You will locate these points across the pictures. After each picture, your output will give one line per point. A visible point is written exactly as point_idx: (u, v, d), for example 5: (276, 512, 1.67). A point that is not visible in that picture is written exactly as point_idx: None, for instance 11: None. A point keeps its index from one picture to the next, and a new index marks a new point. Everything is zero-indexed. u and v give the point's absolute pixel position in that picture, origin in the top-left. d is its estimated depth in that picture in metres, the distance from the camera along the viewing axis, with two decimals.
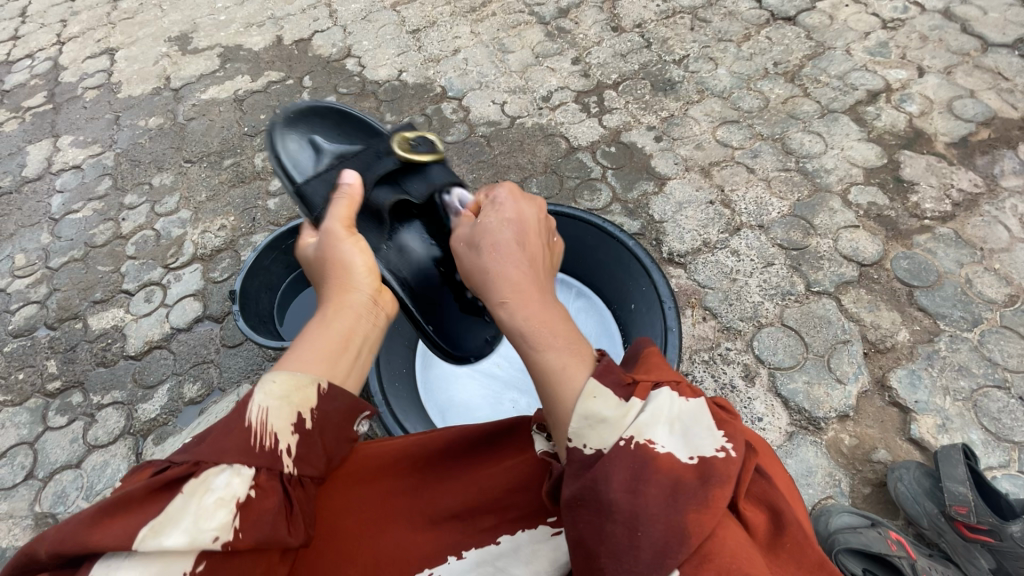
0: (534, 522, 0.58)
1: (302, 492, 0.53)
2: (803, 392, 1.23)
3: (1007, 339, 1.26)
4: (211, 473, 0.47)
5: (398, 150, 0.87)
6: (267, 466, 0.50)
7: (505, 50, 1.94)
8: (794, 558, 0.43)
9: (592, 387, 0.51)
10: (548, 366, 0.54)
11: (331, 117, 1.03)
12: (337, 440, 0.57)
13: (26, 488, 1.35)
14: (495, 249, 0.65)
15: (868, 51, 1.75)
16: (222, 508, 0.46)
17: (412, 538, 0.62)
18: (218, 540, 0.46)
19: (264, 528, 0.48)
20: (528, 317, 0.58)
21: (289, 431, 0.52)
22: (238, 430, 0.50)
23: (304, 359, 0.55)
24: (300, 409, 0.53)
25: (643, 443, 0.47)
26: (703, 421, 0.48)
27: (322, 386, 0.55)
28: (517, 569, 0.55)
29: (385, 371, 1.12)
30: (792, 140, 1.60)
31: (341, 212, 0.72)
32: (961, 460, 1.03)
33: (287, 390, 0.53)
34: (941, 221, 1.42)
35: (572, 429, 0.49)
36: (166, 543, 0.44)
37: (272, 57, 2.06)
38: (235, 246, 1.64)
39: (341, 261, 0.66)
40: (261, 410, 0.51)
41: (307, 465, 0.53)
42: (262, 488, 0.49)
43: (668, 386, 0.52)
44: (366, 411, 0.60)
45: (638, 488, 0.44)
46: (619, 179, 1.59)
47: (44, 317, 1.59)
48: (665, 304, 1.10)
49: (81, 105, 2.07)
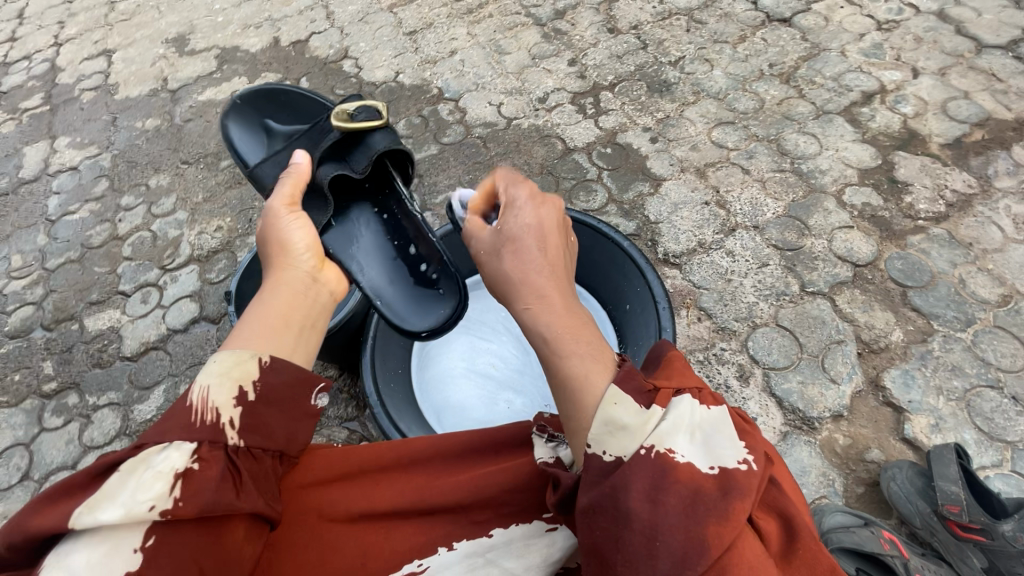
0: (528, 517, 0.60)
1: (253, 463, 0.56)
2: (797, 392, 1.23)
3: (1000, 338, 1.27)
4: (151, 452, 0.51)
5: (336, 121, 0.90)
6: (209, 440, 0.53)
7: (501, 51, 1.94)
8: (807, 564, 0.45)
9: (614, 394, 0.51)
10: (569, 373, 0.54)
11: (280, 99, 1.12)
12: (286, 413, 0.60)
13: (22, 489, 1.35)
14: (518, 253, 0.63)
15: (863, 52, 1.76)
16: (159, 480, 0.49)
17: (400, 529, 0.62)
18: (155, 509, 0.48)
19: (208, 495, 0.50)
20: (548, 323, 0.58)
21: (232, 405, 0.55)
22: (180, 410, 0.54)
23: (247, 339, 0.60)
24: (240, 382, 0.56)
25: (663, 452, 0.47)
26: (725, 430, 0.49)
27: (262, 360, 0.59)
28: (507, 562, 0.59)
29: (380, 372, 1.13)
30: (787, 141, 1.61)
31: (290, 191, 0.80)
32: (953, 459, 1.03)
33: (226, 366, 0.57)
34: (935, 222, 1.42)
35: (592, 435, 0.50)
36: (102, 517, 0.47)
37: (270, 59, 2.07)
38: (232, 247, 1.65)
39: (287, 241, 0.73)
40: (202, 388, 0.55)
41: (254, 436, 0.56)
42: (204, 459, 0.52)
43: (690, 394, 0.52)
44: (320, 384, 0.63)
45: (659, 497, 0.44)
46: (615, 180, 1.59)
47: (41, 318, 1.60)
48: (659, 304, 1.11)
49: (79, 106, 2.07)
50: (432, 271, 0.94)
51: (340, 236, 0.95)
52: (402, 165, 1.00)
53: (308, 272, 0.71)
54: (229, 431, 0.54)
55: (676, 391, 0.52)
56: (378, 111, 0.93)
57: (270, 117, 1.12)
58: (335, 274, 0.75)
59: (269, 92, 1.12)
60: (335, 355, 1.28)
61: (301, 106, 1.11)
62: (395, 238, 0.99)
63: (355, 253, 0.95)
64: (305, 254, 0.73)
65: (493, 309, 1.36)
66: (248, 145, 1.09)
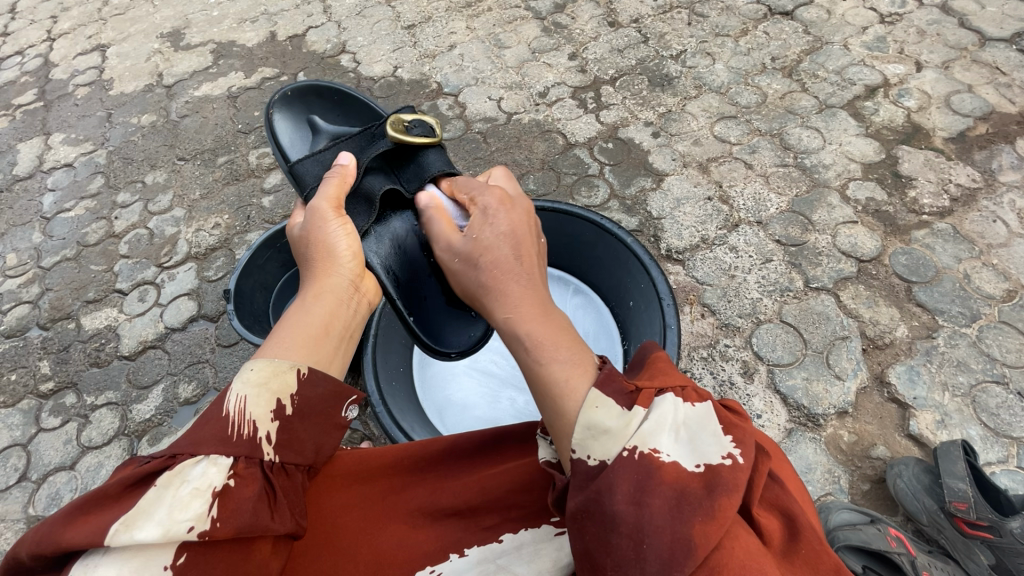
0: (535, 522, 0.58)
1: (286, 480, 0.53)
2: (802, 388, 1.23)
3: (1005, 334, 1.26)
4: (187, 465, 0.47)
5: (392, 130, 0.87)
6: (246, 455, 0.50)
7: (501, 46, 1.92)
8: (810, 564, 0.42)
9: (595, 397, 0.50)
10: (554, 377, 0.53)
11: (333, 99, 1.12)
12: (318, 425, 0.57)
13: (20, 489, 1.34)
14: (495, 263, 0.63)
15: (866, 45, 1.74)
16: (197, 498, 0.46)
17: (408, 535, 0.61)
18: (194, 531, 0.45)
19: (244, 515, 0.47)
20: (530, 331, 0.56)
21: (269, 419, 0.52)
22: (215, 420, 0.50)
23: (286, 347, 0.57)
24: (279, 395, 0.53)
25: (647, 452, 0.46)
26: (709, 427, 0.47)
27: (302, 371, 0.56)
28: (519, 568, 0.54)
29: (382, 373, 1.11)
30: (790, 136, 1.59)
31: (333, 191, 0.78)
32: (961, 456, 1.02)
33: (264, 377, 0.54)
34: (939, 217, 1.41)
35: (576, 439, 0.49)
36: (138, 535, 0.43)
37: (266, 53, 2.04)
38: (229, 245, 1.63)
39: (332, 247, 0.71)
40: (239, 400, 0.51)
41: (288, 451, 0.54)
42: (241, 476, 0.49)
43: (672, 392, 0.51)
44: (352, 397, 0.61)
45: (643, 500, 0.43)
46: (617, 176, 1.58)
47: (36, 318, 1.58)
48: (663, 301, 1.08)
49: (73, 102, 2.04)
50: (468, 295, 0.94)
51: (374, 240, 0.87)
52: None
53: (352, 282, 0.70)
54: (267, 448, 0.51)
55: (659, 390, 0.51)
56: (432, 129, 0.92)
57: (315, 113, 1.10)
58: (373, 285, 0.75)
59: (316, 89, 1.11)
60: None
61: (354, 109, 1.13)
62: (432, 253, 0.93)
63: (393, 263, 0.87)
64: (350, 261, 0.72)
65: None
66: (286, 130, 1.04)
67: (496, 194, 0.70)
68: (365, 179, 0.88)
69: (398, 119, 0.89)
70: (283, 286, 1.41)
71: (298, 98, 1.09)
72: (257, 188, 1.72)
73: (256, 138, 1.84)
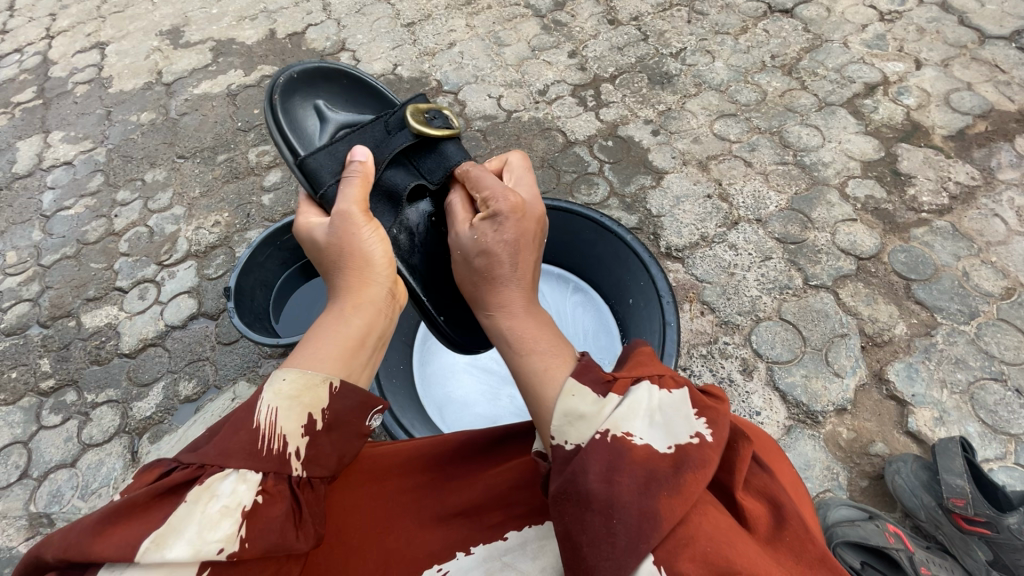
0: (540, 518, 0.56)
1: (311, 494, 0.52)
2: (800, 385, 1.23)
3: (1004, 331, 1.26)
4: (217, 479, 0.47)
5: (414, 122, 0.86)
6: (274, 471, 0.49)
7: (501, 43, 1.92)
8: (795, 551, 0.42)
9: (571, 386, 0.51)
10: (532, 370, 0.55)
11: (342, 83, 1.11)
12: (344, 436, 0.56)
13: (21, 487, 1.34)
14: (492, 270, 0.64)
15: (866, 43, 1.74)
16: (227, 517, 0.45)
17: (417, 535, 0.60)
18: (223, 553, 0.44)
19: (272, 535, 0.47)
20: (512, 329, 0.60)
21: (300, 434, 0.52)
22: (245, 431, 0.50)
23: (320, 361, 0.56)
24: (311, 409, 0.53)
25: (620, 435, 0.46)
26: (683, 410, 0.47)
27: (334, 385, 0.55)
28: (523, 564, 0.53)
29: (383, 371, 1.11)
30: (790, 133, 1.59)
31: (361, 196, 0.74)
32: (959, 453, 1.03)
33: (298, 389, 0.53)
34: (938, 214, 1.42)
35: (553, 427, 0.50)
36: (168, 554, 0.42)
37: (265, 51, 2.04)
38: (229, 242, 1.63)
39: (365, 255, 0.68)
40: (271, 412, 0.51)
41: (315, 467, 0.53)
42: (269, 493, 0.48)
43: (649, 379, 0.51)
44: (379, 406, 0.58)
45: (613, 477, 0.44)
46: (617, 173, 1.58)
47: (37, 315, 1.58)
48: (663, 299, 1.08)
49: (72, 100, 2.04)
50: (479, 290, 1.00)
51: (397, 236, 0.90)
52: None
53: (388, 290, 0.67)
54: (296, 464, 0.50)
55: (635, 378, 0.51)
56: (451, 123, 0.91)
57: (321, 97, 1.07)
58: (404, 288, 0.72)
59: (325, 74, 1.09)
60: None
61: (360, 96, 1.12)
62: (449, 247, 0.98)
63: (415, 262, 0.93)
64: (385, 269, 0.68)
65: None
66: (294, 114, 1.01)
67: (512, 202, 0.67)
68: (386, 172, 0.89)
69: (417, 109, 0.88)
70: (283, 285, 1.42)
71: (304, 82, 1.05)
72: (257, 186, 1.72)
73: (255, 136, 1.84)
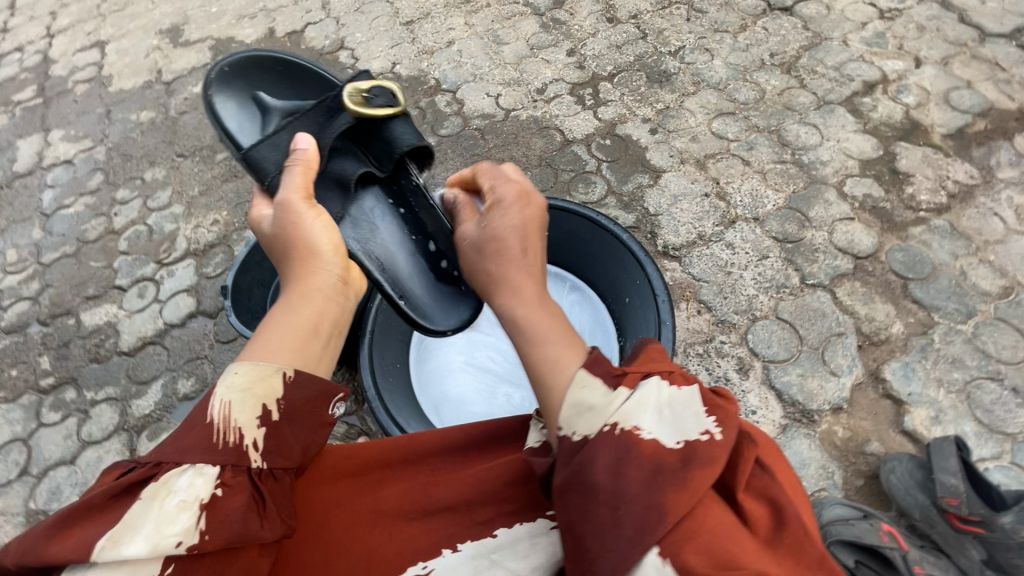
0: (534, 515, 0.59)
1: (275, 485, 0.53)
2: (797, 384, 1.23)
3: (1001, 330, 1.26)
4: (174, 476, 0.49)
5: (350, 103, 0.83)
6: (232, 463, 0.51)
7: (499, 42, 1.92)
8: (794, 554, 0.42)
9: (582, 377, 0.52)
10: (544, 359, 0.55)
11: (275, 68, 1.07)
12: (307, 427, 0.58)
13: (21, 484, 1.35)
14: (500, 254, 0.65)
15: (865, 41, 1.74)
16: (184, 511, 0.47)
17: (404, 531, 0.62)
18: (182, 545, 0.46)
19: (234, 526, 0.48)
20: (524, 315, 0.59)
21: (256, 425, 0.53)
22: (201, 428, 0.52)
23: (274, 351, 0.58)
24: (265, 400, 0.54)
25: (628, 429, 0.46)
26: (693, 407, 0.48)
27: (288, 373, 0.57)
28: (513, 563, 0.57)
29: (379, 369, 1.12)
30: (788, 132, 1.59)
31: (303, 183, 0.74)
32: (953, 452, 1.03)
33: (250, 381, 0.54)
34: (937, 213, 1.41)
35: (562, 419, 0.50)
36: (126, 551, 0.44)
37: (264, 50, 2.04)
38: (228, 241, 1.63)
39: (311, 242, 0.67)
40: (225, 406, 0.53)
41: (276, 458, 0.54)
42: (228, 485, 0.50)
43: (658, 375, 0.51)
44: (340, 394, 0.61)
45: (621, 468, 0.44)
46: (614, 172, 1.58)
47: (36, 313, 1.58)
48: (659, 297, 1.09)
49: (72, 99, 2.04)
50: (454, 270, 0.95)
51: (358, 233, 0.94)
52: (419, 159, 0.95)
53: (341, 277, 0.67)
54: (254, 455, 0.52)
55: (646, 374, 0.51)
56: (396, 98, 0.88)
57: (262, 90, 1.05)
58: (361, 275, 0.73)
59: (260, 60, 1.06)
60: None
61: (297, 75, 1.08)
62: (413, 232, 0.97)
63: (376, 251, 0.94)
64: (334, 257, 0.68)
65: None
66: (236, 113, 1.01)
67: (513, 189, 0.71)
68: (333, 163, 0.87)
69: (355, 89, 0.85)
70: None
71: (238, 73, 1.04)
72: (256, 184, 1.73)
73: None
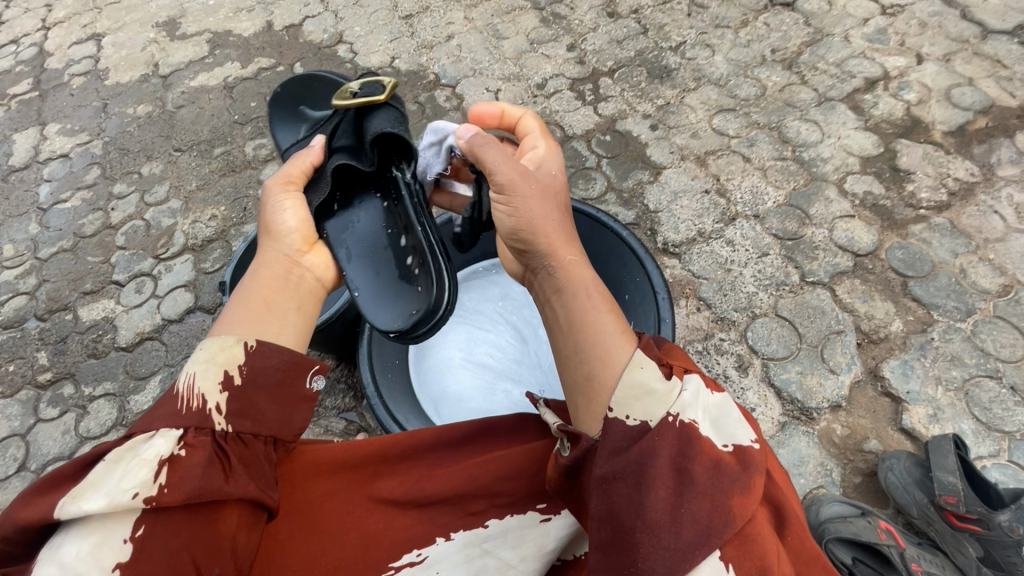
0: (523, 509, 0.62)
1: (241, 448, 0.57)
2: (796, 382, 1.23)
3: (1000, 329, 1.26)
4: (139, 441, 0.53)
5: (337, 97, 0.86)
6: (196, 425, 0.55)
7: (499, 36, 1.90)
8: (809, 557, 0.45)
9: (639, 359, 0.52)
10: (605, 330, 0.55)
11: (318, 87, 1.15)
12: (279, 399, 0.61)
13: (18, 479, 1.35)
14: (564, 216, 0.66)
15: (867, 38, 1.73)
16: (144, 467, 0.51)
17: (395, 519, 0.63)
18: (139, 497, 0.50)
19: (192, 481, 0.52)
20: (585, 280, 0.59)
21: (219, 390, 0.57)
22: (171, 398, 0.57)
23: (234, 325, 0.62)
24: (227, 366, 0.59)
25: (688, 422, 0.48)
26: (736, 413, 0.50)
27: (249, 344, 0.61)
28: (504, 552, 0.62)
29: (378, 365, 1.13)
30: (789, 129, 1.58)
31: (291, 170, 0.83)
32: (952, 450, 1.03)
33: (212, 352, 0.59)
34: (937, 211, 1.41)
35: (615, 399, 0.50)
36: (86, 505, 0.49)
37: (263, 43, 2.03)
38: (226, 237, 1.62)
39: (279, 224, 0.76)
40: (190, 376, 0.57)
41: (242, 420, 0.58)
42: (190, 445, 0.54)
43: (697, 372, 0.53)
44: (316, 367, 0.65)
45: (685, 465, 0.46)
46: (614, 168, 1.57)
47: (34, 309, 1.58)
48: (659, 294, 1.09)
49: (68, 92, 2.03)
50: (415, 265, 0.86)
51: (336, 223, 0.86)
52: (404, 154, 0.92)
53: (291, 254, 0.75)
54: (216, 417, 0.56)
55: (687, 369, 0.52)
56: (383, 87, 0.88)
57: (305, 104, 1.14)
58: (321, 259, 0.79)
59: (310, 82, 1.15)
60: (332, 347, 1.27)
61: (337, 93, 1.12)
62: (389, 226, 0.90)
63: (346, 241, 0.85)
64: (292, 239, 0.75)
65: (490, 297, 1.35)
66: (288, 135, 1.12)
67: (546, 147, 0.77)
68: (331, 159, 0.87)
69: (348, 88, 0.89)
70: None
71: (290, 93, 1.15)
72: (254, 179, 1.72)
73: (253, 129, 1.83)
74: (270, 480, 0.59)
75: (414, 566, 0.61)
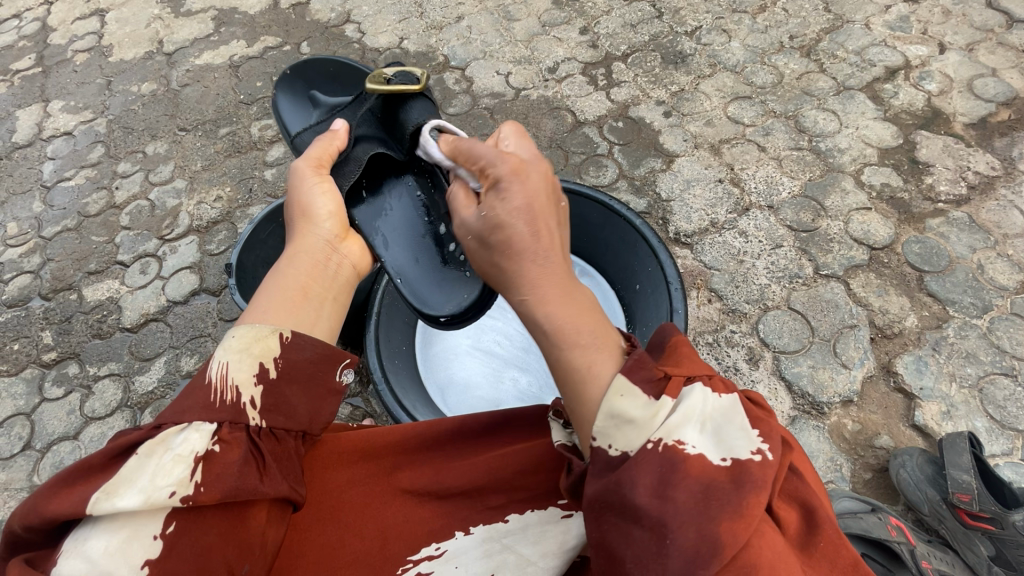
0: (545, 503, 0.60)
1: (274, 444, 0.56)
2: (807, 376, 1.22)
3: (1017, 326, 1.24)
4: (171, 434, 0.52)
5: (369, 82, 0.84)
6: (231, 420, 0.54)
7: (510, 18, 1.86)
8: (831, 558, 0.42)
9: (620, 385, 0.47)
10: (574, 363, 0.51)
11: (327, 69, 1.15)
12: (310, 393, 0.60)
13: (24, 458, 1.35)
14: (523, 250, 0.56)
15: (889, 25, 1.68)
16: (179, 463, 0.50)
17: (415, 510, 0.63)
18: (176, 495, 0.49)
19: (228, 481, 0.51)
20: (550, 317, 0.52)
21: (253, 383, 0.56)
22: (200, 389, 0.55)
23: (264, 313, 0.61)
24: (261, 359, 0.57)
25: (672, 444, 0.44)
26: (736, 421, 0.45)
27: (283, 336, 0.59)
28: (524, 548, 0.58)
29: (385, 350, 1.11)
30: (805, 118, 1.55)
31: (319, 154, 0.81)
32: (967, 448, 1.01)
33: (246, 342, 0.57)
34: (955, 205, 1.38)
35: (596, 429, 0.47)
36: (120, 503, 0.48)
37: (268, 21, 1.99)
38: (231, 218, 1.61)
39: (312, 208, 0.74)
40: (222, 366, 0.56)
41: (276, 416, 0.57)
42: (226, 441, 0.53)
43: (701, 381, 0.48)
44: (346, 360, 0.63)
45: (667, 492, 0.41)
46: (626, 156, 1.54)
47: (38, 288, 1.57)
48: (671, 284, 1.07)
49: (72, 68, 1.99)
50: (459, 252, 0.86)
51: (367, 210, 0.88)
52: None
53: (328, 242, 0.73)
54: (251, 413, 0.55)
55: (688, 378, 0.48)
56: (417, 77, 0.86)
57: (316, 88, 1.15)
58: (357, 246, 0.77)
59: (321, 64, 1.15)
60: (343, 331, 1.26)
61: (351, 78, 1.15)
62: (428, 212, 0.91)
63: (381, 228, 0.87)
64: (327, 221, 0.74)
65: None
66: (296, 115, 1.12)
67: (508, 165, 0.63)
68: (355, 147, 0.86)
69: (380, 75, 0.86)
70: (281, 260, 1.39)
71: (298, 73, 1.14)
72: (260, 161, 1.69)
73: (258, 109, 1.80)
74: (299, 475, 0.59)
75: (432, 560, 0.59)
